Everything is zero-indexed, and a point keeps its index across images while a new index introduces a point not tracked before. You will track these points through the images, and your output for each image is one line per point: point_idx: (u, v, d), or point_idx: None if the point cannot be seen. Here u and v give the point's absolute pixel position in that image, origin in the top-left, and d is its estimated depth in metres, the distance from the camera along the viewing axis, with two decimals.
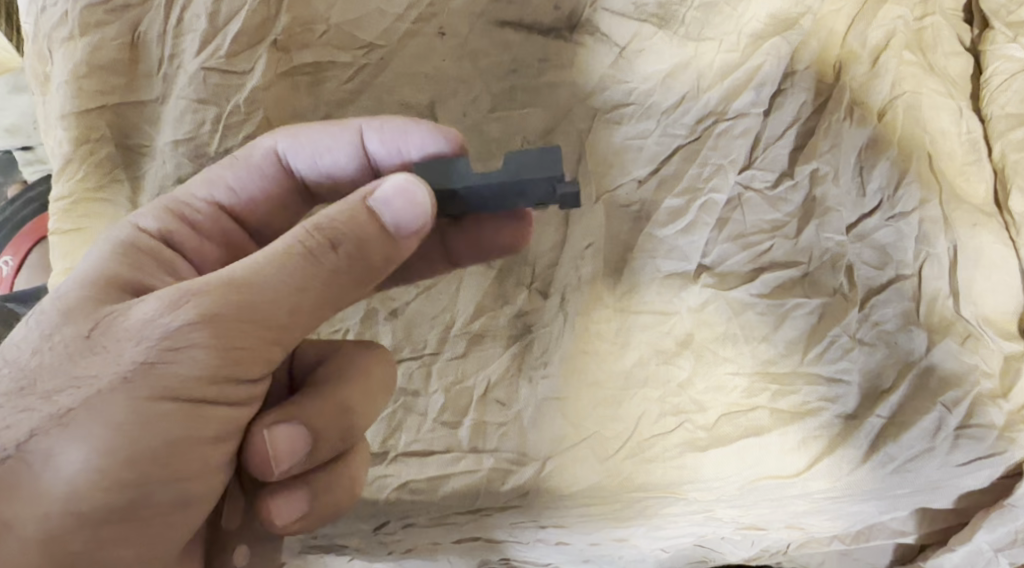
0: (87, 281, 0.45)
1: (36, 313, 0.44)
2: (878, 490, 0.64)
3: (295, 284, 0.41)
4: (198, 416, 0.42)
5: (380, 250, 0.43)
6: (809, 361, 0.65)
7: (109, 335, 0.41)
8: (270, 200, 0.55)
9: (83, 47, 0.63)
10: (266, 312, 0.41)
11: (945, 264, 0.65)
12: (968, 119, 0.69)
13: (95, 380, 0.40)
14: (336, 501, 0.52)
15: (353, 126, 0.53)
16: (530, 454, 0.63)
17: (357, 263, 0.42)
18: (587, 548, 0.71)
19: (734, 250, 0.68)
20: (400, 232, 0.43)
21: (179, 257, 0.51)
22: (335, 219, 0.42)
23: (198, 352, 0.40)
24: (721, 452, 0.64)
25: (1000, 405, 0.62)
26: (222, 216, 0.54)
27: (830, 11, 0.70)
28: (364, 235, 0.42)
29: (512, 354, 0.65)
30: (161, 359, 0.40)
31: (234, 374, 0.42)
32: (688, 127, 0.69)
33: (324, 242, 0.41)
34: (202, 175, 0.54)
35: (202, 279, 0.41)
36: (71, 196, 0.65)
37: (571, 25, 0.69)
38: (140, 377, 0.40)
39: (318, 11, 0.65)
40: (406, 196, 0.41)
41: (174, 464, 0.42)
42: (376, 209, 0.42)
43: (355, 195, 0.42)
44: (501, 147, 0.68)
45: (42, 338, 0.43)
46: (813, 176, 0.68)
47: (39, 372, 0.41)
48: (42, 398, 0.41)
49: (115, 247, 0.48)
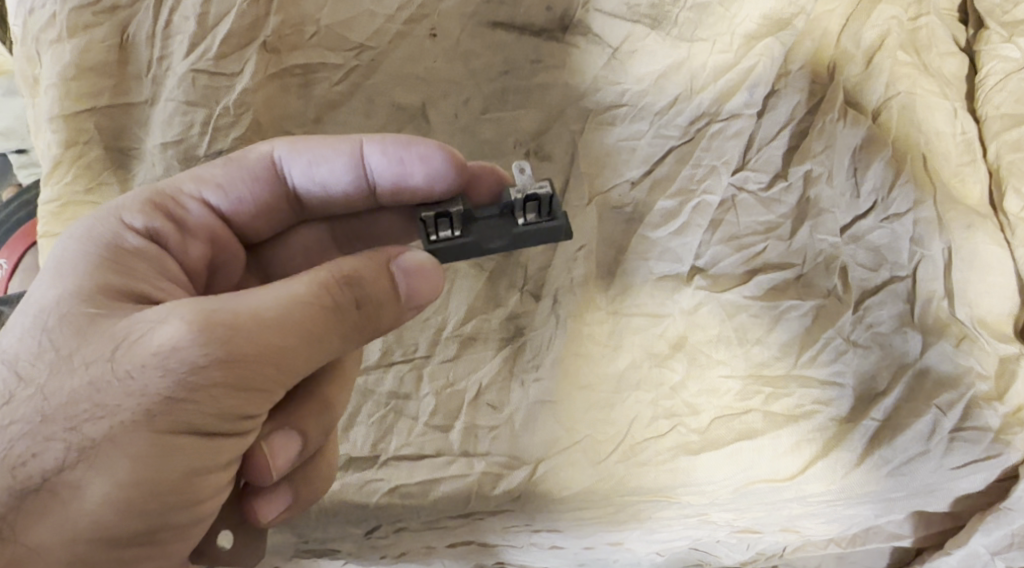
0: (85, 293, 0.43)
1: (38, 328, 0.42)
2: (875, 493, 0.64)
3: (318, 334, 0.42)
4: (214, 448, 0.41)
5: (390, 315, 0.46)
6: (804, 362, 0.64)
7: (127, 362, 0.39)
8: (263, 204, 0.54)
9: (71, 49, 0.63)
10: (287, 358, 0.41)
11: (939, 265, 0.64)
12: (963, 119, 0.69)
13: (117, 411, 0.39)
14: (315, 492, 0.54)
15: (356, 139, 0.53)
16: (522, 457, 0.61)
17: (370, 325, 0.45)
18: (581, 552, 0.72)
19: (728, 252, 0.67)
20: (411, 302, 0.46)
21: (170, 260, 0.48)
22: (364, 277, 0.44)
23: (220, 390, 0.40)
24: (714, 455, 0.61)
25: (995, 407, 0.61)
26: (211, 216, 0.52)
27: (823, 11, 0.70)
28: (383, 299, 0.45)
29: (503, 357, 0.64)
30: (181, 395, 0.39)
31: (250, 411, 0.42)
32: (682, 128, 0.69)
33: (350, 299, 0.43)
34: (192, 174, 0.53)
35: (228, 311, 0.40)
36: (60, 198, 0.64)
37: (563, 26, 0.69)
38: (164, 411, 0.39)
39: (308, 12, 0.65)
40: (426, 274, 0.45)
41: (193, 492, 0.42)
42: (397, 275, 0.45)
43: (379, 257, 0.45)
44: (493, 149, 0.68)
45: (52, 357, 0.41)
46: (807, 178, 0.68)
47: (55, 399, 0.40)
48: (65, 428, 0.39)
49: (111, 253, 0.46)
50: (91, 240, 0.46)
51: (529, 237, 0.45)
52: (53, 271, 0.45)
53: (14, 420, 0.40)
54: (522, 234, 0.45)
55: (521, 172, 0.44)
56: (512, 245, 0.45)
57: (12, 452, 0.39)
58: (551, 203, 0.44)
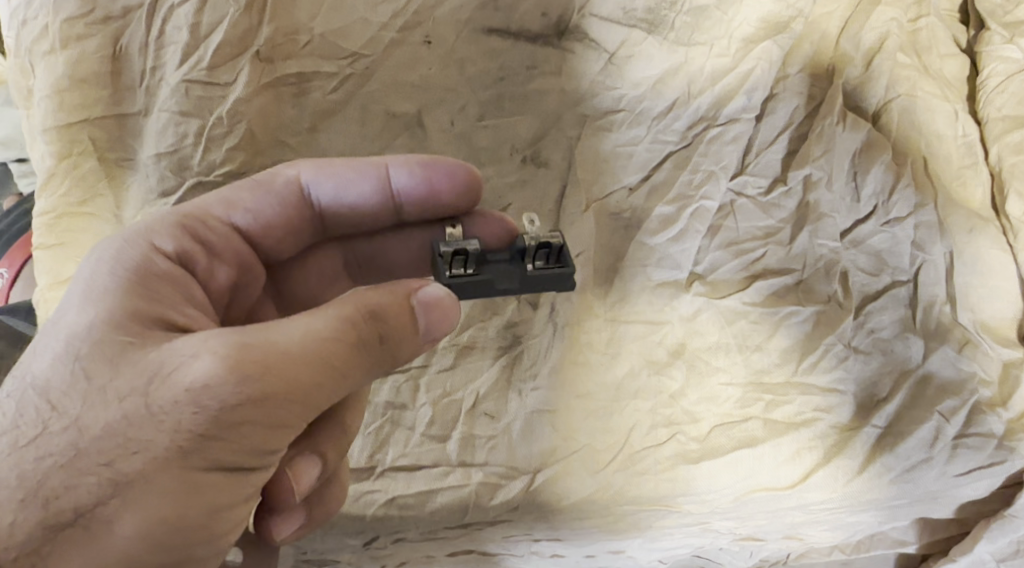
0: (114, 319, 0.42)
1: (69, 356, 0.40)
2: (878, 500, 0.63)
3: (343, 370, 0.41)
4: (237, 482, 0.42)
5: (409, 349, 0.45)
6: (804, 370, 0.63)
7: (161, 398, 0.39)
8: (286, 230, 0.53)
9: (64, 60, 0.62)
10: (313, 395, 0.41)
11: (942, 269, 0.64)
12: (964, 122, 0.68)
13: (150, 448, 0.39)
14: (327, 513, 0.54)
15: (379, 162, 0.53)
16: (520, 468, 0.61)
17: (389, 360, 0.44)
18: (583, 559, 0.72)
19: (726, 258, 0.66)
20: (429, 336, 0.45)
21: (195, 285, 0.47)
22: (388, 312, 0.43)
23: (250, 428, 0.39)
24: (714, 463, 0.61)
25: (999, 413, 0.61)
26: (236, 238, 0.51)
27: (822, 13, 0.69)
28: (404, 335, 0.44)
29: (501, 366, 0.64)
30: (212, 433, 0.39)
31: (274, 447, 0.42)
32: (680, 133, 0.68)
33: (375, 334, 0.42)
34: (221, 196, 0.52)
35: (262, 347, 0.39)
36: (54, 209, 0.64)
37: (559, 32, 0.68)
38: (196, 448, 0.39)
39: (302, 21, 0.65)
40: (444, 310, 0.44)
41: (215, 526, 0.42)
42: (418, 310, 0.44)
43: (402, 289, 0.44)
44: (489, 156, 0.68)
45: (84, 387, 0.40)
46: (806, 182, 0.67)
47: (90, 431, 0.39)
48: (98, 463, 0.38)
49: (140, 277, 0.44)
50: (119, 261, 0.44)
51: (533, 283, 0.46)
52: (80, 291, 0.43)
53: (47, 453, 0.39)
54: (533, 280, 0.46)
55: (532, 224, 0.47)
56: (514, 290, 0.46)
57: (45, 485, 0.39)
58: (561, 251, 0.46)
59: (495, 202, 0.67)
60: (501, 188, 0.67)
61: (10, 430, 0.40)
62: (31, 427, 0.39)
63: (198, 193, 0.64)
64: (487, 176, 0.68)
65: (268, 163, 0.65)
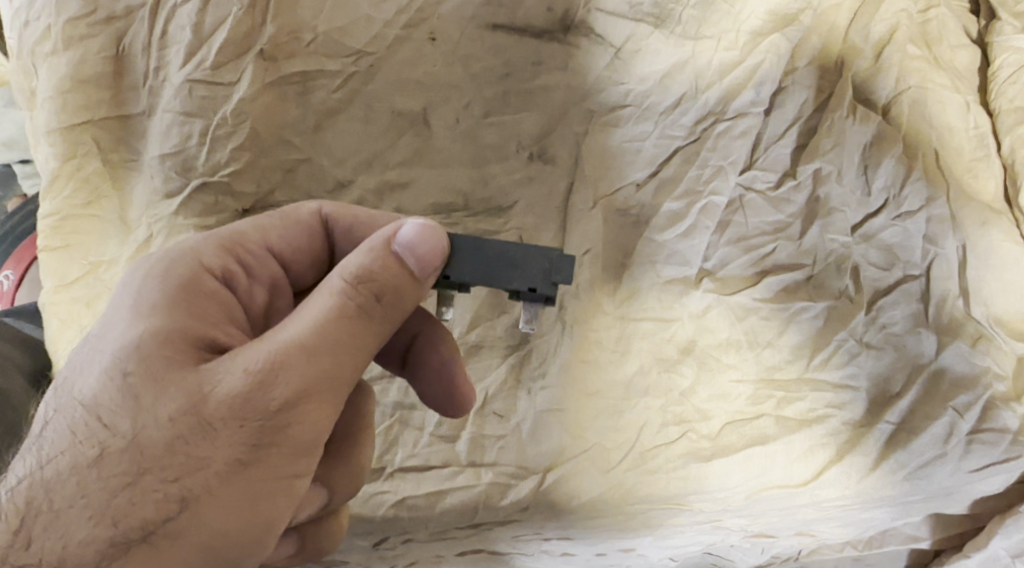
0: (155, 336, 0.42)
1: (116, 376, 0.41)
2: (889, 498, 0.63)
3: (359, 344, 0.42)
4: (293, 490, 0.42)
5: (413, 300, 0.44)
6: (815, 366, 0.63)
7: (208, 412, 0.40)
8: (315, 256, 0.52)
9: (67, 61, 0.62)
10: (343, 381, 0.42)
11: (954, 263, 0.64)
12: (976, 114, 0.67)
13: (210, 463, 0.40)
14: (321, 547, 0.53)
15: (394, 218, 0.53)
16: (530, 467, 0.61)
17: (399, 316, 0.44)
18: (593, 558, 0.71)
19: (736, 254, 0.66)
20: (426, 274, 0.43)
21: (236, 303, 0.47)
22: (379, 273, 0.42)
23: (295, 429, 0.41)
24: (725, 462, 0.61)
25: (1013, 408, 0.60)
26: (271, 260, 0.51)
27: (830, 6, 0.68)
28: (404, 289, 0.43)
29: (509, 365, 0.63)
30: (264, 439, 0.40)
31: (321, 444, 0.43)
32: (687, 128, 0.67)
33: (370, 297, 0.42)
34: (253, 221, 0.51)
35: (281, 347, 0.40)
36: (59, 212, 0.64)
37: (564, 27, 0.67)
38: (252, 459, 0.40)
39: (304, 18, 0.64)
40: (426, 239, 0.43)
41: (279, 530, 0.43)
42: (403, 255, 0.43)
43: (379, 242, 0.43)
44: (495, 154, 0.67)
45: (134, 407, 0.40)
46: (816, 176, 0.66)
47: (150, 450, 0.40)
48: (164, 480, 0.39)
49: (173, 292, 0.44)
50: (154, 279, 0.45)
51: (519, 253, 0.44)
52: (119, 311, 0.43)
53: (110, 473, 0.40)
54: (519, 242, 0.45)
55: None
56: (511, 242, 0.44)
57: (113, 503, 0.39)
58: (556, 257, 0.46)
59: (502, 200, 0.67)
60: (508, 186, 0.67)
61: (71, 450, 0.41)
62: (90, 447, 0.40)
63: (204, 194, 0.64)
64: (494, 174, 0.67)
65: (273, 163, 0.64)
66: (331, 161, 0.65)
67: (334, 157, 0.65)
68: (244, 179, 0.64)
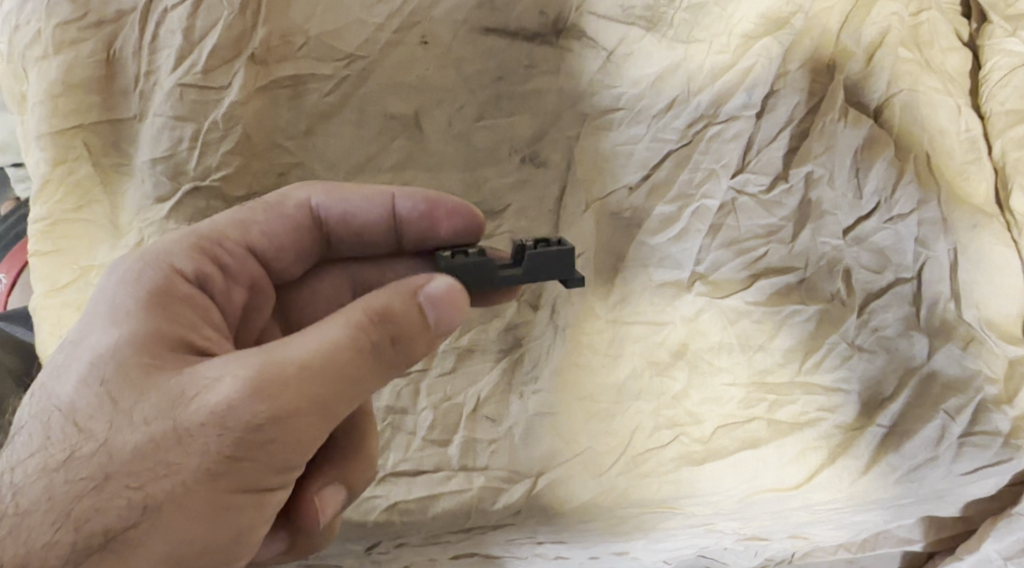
0: (137, 342, 0.42)
1: (93, 380, 0.41)
2: (884, 500, 0.63)
3: (358, 377, 0.42)
4: (261, 504, 0.42)
5: (422, 347, 0.44)
6: (808, 369, 0.63)
7: (187, 419, 0.39)
8: (300, 249, 0.53)
9: (56, 66, 0.62)
10: (330, 407, 0.41)
11: (946, 266, 0.64)
12: (968, 117, 0.67)
13: (180, 471, 0.39)
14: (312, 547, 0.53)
15: (385, 193, 0.53)
16: (522, 471, 0.61)
17: (405, 359, 0.44)
18: (586, 563, 0.70)
19: (729, 257, 0.65)
20: (440, 326, 0.44)
21: (213, 308, 0.47)
22: (397, 313, 0.43)
23: (273, 446, 0.40)
24: (718, 465, 0.62)
25: (1004, 411, 0.61)
26: (250, 259, 0.51)
27: (821, 9, 0.68)
28: (414, 332, 0.43)
29: (501, 370, 0.63)
30: (240, 453, 0.39)
31: (297, 464, 0.42)
32: (679, 131, 0.67)
33: (383, 338, 0.42)
34: (235, 218, 0.51)
35: (277, 363, 0.40)
36: (51, 217, 0.64)
37: (557, 30, 0.67)
38: (225, 471, 0.39)
39: (296, 23, 0.64)
40: (453, 298, 0.44)
41: (241, 547, 0.42)
42: (425, 305, 0.43)
43: (406, 286, 0.44)
44: (487, 157, 0.67)
45: (111, 411, 0.40)
46: (807, 179, 0.66)
47: (121, 455, 0.39)
48: (128, 486, 0.39)
49: (157, 298, 0.44)
50: (140, 285, 0.45)
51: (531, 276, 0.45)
52: (101, 314, 0.44)
53: (77, 476, 0.39)
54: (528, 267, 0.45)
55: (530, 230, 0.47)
56: (520, 276, 0.45)
57: (75, 508, 0.39)
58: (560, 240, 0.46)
59: (495, 203, 0.67)
60: (501, 189, 0.67)
61: (42, 452, 0.40)
62: (60, 450, 0.40)
63: (195, 198, 0.64)
64: (487, 178, 0.67)
65: (266, 166, 0.64)
66: (324, 165, 0.65)
67: (326, 160, 0.65)
68: (234, 184, 0.64)
